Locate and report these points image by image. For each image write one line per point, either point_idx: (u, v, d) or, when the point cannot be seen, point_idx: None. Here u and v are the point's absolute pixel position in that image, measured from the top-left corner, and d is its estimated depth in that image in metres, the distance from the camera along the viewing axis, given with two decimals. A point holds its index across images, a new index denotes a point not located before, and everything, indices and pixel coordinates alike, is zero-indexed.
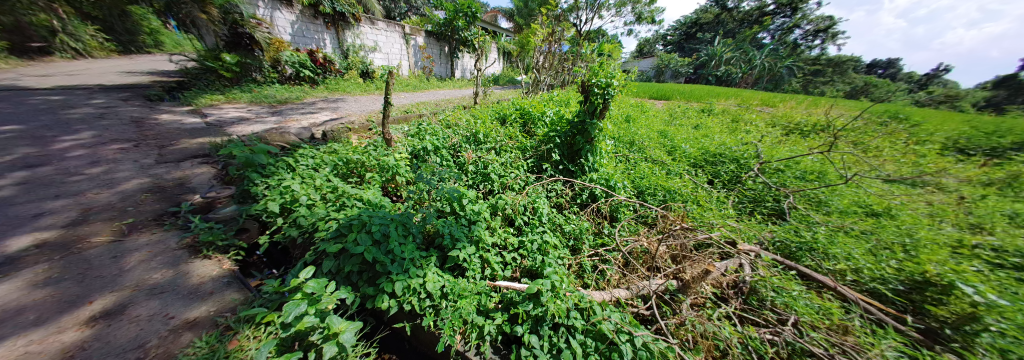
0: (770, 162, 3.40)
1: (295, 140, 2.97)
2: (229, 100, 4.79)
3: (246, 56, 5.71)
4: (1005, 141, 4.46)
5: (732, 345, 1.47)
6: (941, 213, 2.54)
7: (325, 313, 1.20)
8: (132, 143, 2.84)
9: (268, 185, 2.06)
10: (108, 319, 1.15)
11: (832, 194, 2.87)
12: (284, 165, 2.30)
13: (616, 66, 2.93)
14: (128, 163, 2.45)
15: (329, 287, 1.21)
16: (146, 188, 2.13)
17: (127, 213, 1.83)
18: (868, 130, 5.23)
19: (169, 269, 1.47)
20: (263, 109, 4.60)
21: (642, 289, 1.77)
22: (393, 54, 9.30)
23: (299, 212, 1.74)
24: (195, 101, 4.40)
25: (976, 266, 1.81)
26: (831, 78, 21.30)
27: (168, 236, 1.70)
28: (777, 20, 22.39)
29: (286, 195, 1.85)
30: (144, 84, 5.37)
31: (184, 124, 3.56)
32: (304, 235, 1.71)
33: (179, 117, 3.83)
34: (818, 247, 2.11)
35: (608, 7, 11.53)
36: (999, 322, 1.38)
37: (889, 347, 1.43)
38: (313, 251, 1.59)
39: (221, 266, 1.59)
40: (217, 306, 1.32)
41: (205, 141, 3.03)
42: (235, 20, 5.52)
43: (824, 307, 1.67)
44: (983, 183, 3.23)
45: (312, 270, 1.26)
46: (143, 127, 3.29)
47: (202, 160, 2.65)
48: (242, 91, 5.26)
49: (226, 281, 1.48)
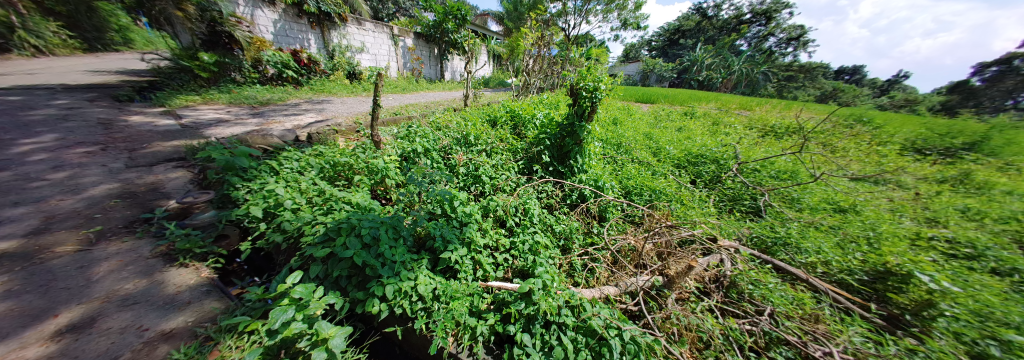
0: (747, 163, 3.58)
1: (278, 143, 2.93)
2: (206, 101, 4.64)
3: (224, 55, 5.52)
4: (957, 141, 4.85)
5: (714, 336, 1.56)
6: (901, 208, 2.76)
7: (313, 319, 1.19)
8: (99, 146, 2.72)
9: (250, 189, 2.01)
10: (76, 332, 1.11)
11: (804, 192, 3.04)
12: (267, 168, 2.25)
13: (603, 70, 3.02)
14: (95, 167, 2.35)
15: (318, 292, 1.20)
16: (115, 193, 2.05)
17: (93, 220, 1.76)
18: (836, 131, 5.58)
19: (142, 278, 1.44)
20: (243, 110, 4.48)
21: (630, 285, 1.84)
22: (381, 55, 9.22)
23: (284, 217, 1.70)
24: (169, 102, 4.24)
25: (932, 256, 1.99)
26: (802, 83, 22.56)
27: (141, 245, 1.65)
28: (753, 28, 23.33)
29: (269, 199, 1.81)
30: (113, 83, 5.15)
31: (157, 126, 3.44)
32: (288, 240, 1.69)
33: (151, 118, 3.69)
34: (791, 241, 2.23)
35: (596, 13, 11.81)
36: (951, 307, 1.54)
37: (856, 332, 1.58)
38: (298, 256, 1.57)
39: (199, 274, 1.56)
40: (196, 316, 1.31)
41: (180, 144, 2.94)
42: (213, 17, 5.33)
43: (797, 298, 1.79)
44: (938, 180, 3.51)
45: (300, 275, 1.24)
46: (111, 129, 3.16)
47: (177, 164, 2.58)
48: (220, 91, 5.09)
49: (205, 290, 1.46)
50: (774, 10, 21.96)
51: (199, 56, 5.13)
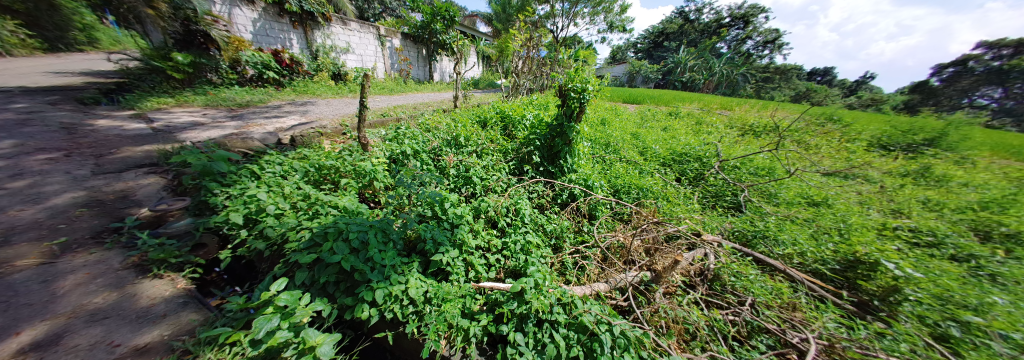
0: (728, 160, 3.73)
1: (259, 146, 2.85)
2: (180, 104, 4.46)
3: (200, 55, 5.31)
4: (918, 137, 5.19)
5: (699, 327, 1.64)
6: (868, 200, 2.94)
7: (299, 327, 1.16)
8: (62, 152, 2.59)
9: (229, 195, 1.94)
10: (40, 351, 1.06)
11: (781, 187, 3.19)
12: (248, 173, 2.18)
13: (590, 71, 3.09)
14: (59, 175, 2.23)
15: (305, 300, 1.18)
16: (81, 202, 1.96)
17: (58, 231, 1.68)
18: (809, 129, 5.87)
19: (112, 291, 1.38)
20: (220, 113, 4.34)
21: (620, 282, 1.89)
22: (367, 56, 9.08)
23: (267, 223, 1.66)
24: (139, 105, 4.05)
25: (897, 245, 2.13)
26: (779, 84, 23.55)
27: (111, 256, 1.59)
28: (731, 32, 23.85)
29: (251, 205, 1.76)
30: (78, 85, 4.89)
31: (127, 130, 3.29)
32: (272, 247, 1.65)
33: (120, 122, 3.53)
34: (769, 234, 2.34)
35: (583, 16, 12.01)
36: (914, 292, 1.68)
37: (829, 318, 1.68)
38: (283, 263, 1.55)
39: (175, 285, 1.52)
40: (172, 329, 1.26)
41: (152, 149, 2.83)
42: (187, 16, 5.12)
43: (775, 288, 1.89)
44: (902, 174, 3.75)
45: (285, 282, 1.21)
46: (76, 134, 3.00)
47: (149, 170, 2.47)
48: (196, 93, 4.90)
49: (182, 302, 1.42)
50: (752, 13, 22.85)
51: (172, 56, 4.92)
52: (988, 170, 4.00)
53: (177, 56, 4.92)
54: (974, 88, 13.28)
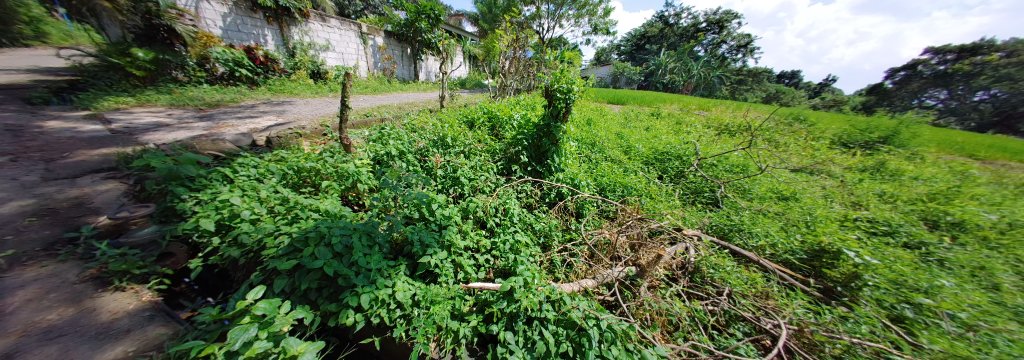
0: (706, 158, 3.91)
1: (232, 148, 2.73)
2: (141, 103, 4.18)
3: (163, 51, 4.99)
4: (874, 135, 5.63)
5: (682, 318, 1.73)
6: (831, 194, 3.17)
7: (279, 337, 1.08)
8: (7, 156, 2.38)
9: (199, 200, 1.82)
10: None
11: (753, 183, 3.39)
12: (220, 176, 2.06)
13: (575, 72, 3.16)
14: (3, 181, 2.06)
15: (285, 308, 1.11)
16: (31, 211, 1.81)
17: (4, 243, 1.54)
18: (779, 128, 6.24)
19: (68, 306, 1.26)
20: (188, 113, 4.11)
21: (607, 277, 1.96)
22: (348, 54, 8.85)
23: (241, 229, 1.57)
24: (95, 105, 3.77)
25: (857, 235, 2.32)
26: (752, 86, 24.81)
27: (66, 269, 1.46)
28: (708, 35, 24.99)
29: (224, 210, 1.67)
30: (24, 83, 4.49)
31: (82, 132, 3.07)
32: (247, 254, 1.57)
33: (75, 124, 3.28)
34: (744, 227, 2.48)
35: (567, 18, 12.21)
36: (873, 277, 1.85)
37: (798, 305, 1.81)
38: (260, 271, 1.48)
39: (139, 298, 1.42)
40: (138, 345, 1.18)
41: (111, 152, 2.66)
42: (148, 9, 4.81)
43: (750, 278, 2.01)
44: (861, 170, 4.07)
45: (263, 289, 1.14)
46: (22, 137, 2.77)
47: (108, 175, 2.31)
48: (160, 92, 4.62)
49: (147, 316, 1.33)
50: (727, 18, 23.94)
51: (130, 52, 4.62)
52: (934, 165, 4.40)
53: (137, 52, 4.66)
54: (923, 90, 14.53)
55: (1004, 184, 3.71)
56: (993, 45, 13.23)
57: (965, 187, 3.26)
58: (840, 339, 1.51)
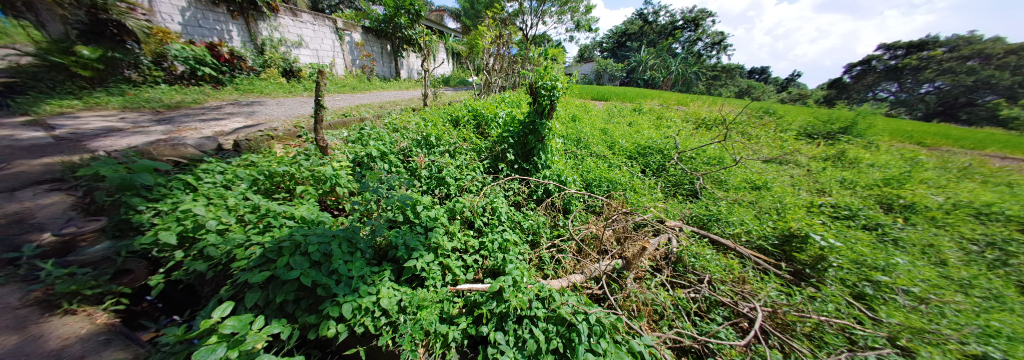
0: (685, 152, 4.05)
1: (195, 153, 2.53)
2: (89, 107, 3.81)
3: (113, 49, 4.57)
4: (836, 126, 6.04)
5: (666, 307, 1.79)
6: (799, 183, 3.37)
7: (253, 354, 1.02)
8: None
9: (158, 211, 1.67)
10: None
11: (729, 174, 3.54)
12: (181, 184, 1.90)
13: (559, 69, 3.17)
14: None
15: (258, 323, 1.04)
16: None
17: None
18: (750, 121, 6.59)
19: (10, 334, 1.14)
20: (144, 116, 3.80)
21: (594, 271, 2.00)
22: (323, 51, 8.48)
23: (207, 241, 1.46)
24: (35, 109, 3.40)
25: (822, 219, 2.49)
26: (726, 81, 25.95)
27: (4, 293, 1.30)
28: (685, 33, 25.79)
29: (186, 221, 1.54)
30: None
31: (21, 140, 2.76)
32: (215, 267, 1.47)
33: (10, 130, 2.94)
34: (720, 216, 2.60)
35: (550, 15, 12.25)
36: (837, 259, 1.97)
37: (772, 288, 1.92)
38: (230, 285, 1.39)
39: (93, 321, 1.30)
40: None
41: (55, 161, 2.40)
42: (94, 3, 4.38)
43: (728, 265, 2.10)
44: (824, 159, 4.36)
45: (232, 305, 1.07)
46: None
47: (52, 187, 2.08)
48: (111, 93, 4.23)
49: (103, 340, 1.23)
50: (702, 17, 24.83)
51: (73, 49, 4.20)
52: (887, 152, 4.78)
53: (81, 49, 4.22)
54: (876, 84, 15.73)
55: (947, 168, 4.08)
56: (937, 41, 14.43)
57: (915, 172, 3.56)
58: (809, 317, 1.63)
